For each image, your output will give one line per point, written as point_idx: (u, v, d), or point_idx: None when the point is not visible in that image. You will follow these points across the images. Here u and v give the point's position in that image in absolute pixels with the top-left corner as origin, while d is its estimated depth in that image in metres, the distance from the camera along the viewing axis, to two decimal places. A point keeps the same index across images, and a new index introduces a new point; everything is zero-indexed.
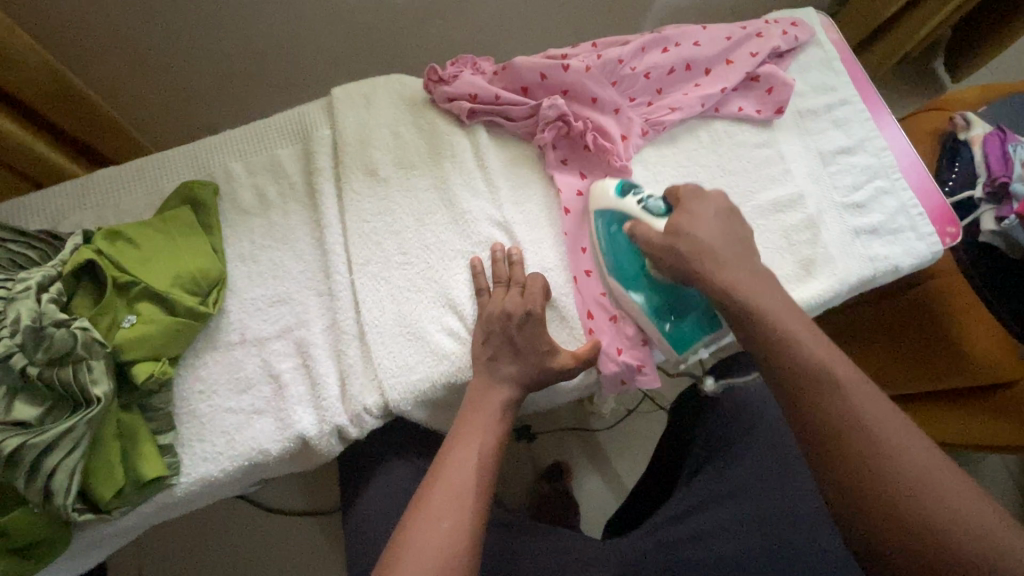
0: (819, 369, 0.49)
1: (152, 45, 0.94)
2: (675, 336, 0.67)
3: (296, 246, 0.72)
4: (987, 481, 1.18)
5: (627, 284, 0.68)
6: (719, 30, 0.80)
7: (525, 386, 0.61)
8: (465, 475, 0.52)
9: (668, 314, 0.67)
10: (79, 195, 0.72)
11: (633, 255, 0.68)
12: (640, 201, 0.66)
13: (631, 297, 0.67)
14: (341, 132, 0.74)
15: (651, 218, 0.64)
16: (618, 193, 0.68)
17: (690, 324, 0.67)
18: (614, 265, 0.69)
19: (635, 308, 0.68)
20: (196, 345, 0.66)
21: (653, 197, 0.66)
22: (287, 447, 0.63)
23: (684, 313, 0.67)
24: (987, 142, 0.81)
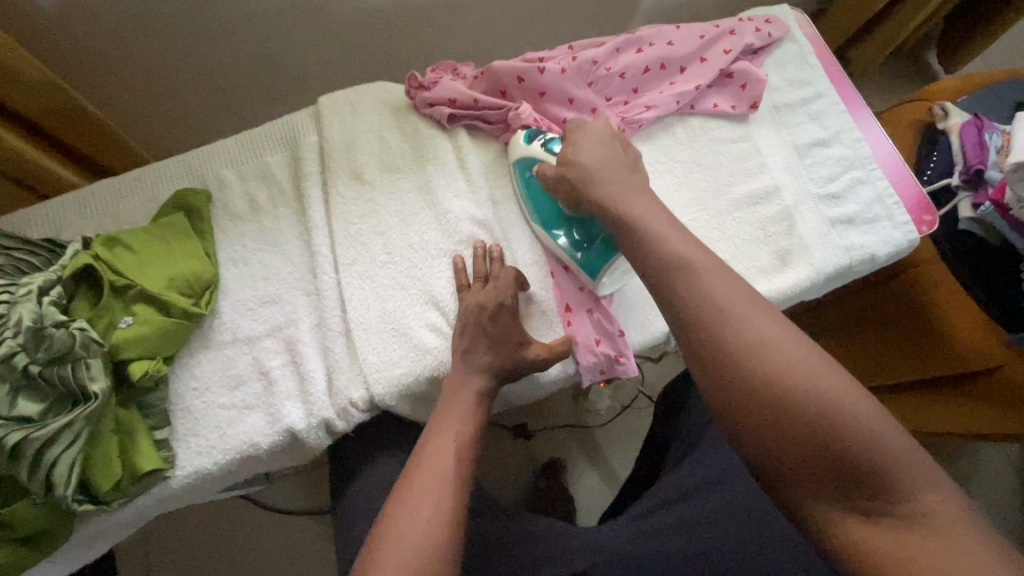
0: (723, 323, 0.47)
1: (150, 62, 0.98)
2: (589, 264, 0.70)
3: (285, 248, 0.75)
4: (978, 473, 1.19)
5: (548, 227, 0.72)
6: (692, 30, 0.82)
7: (501, 377, 0.64)
8: (442, 461, 0.55)
9: (583, 245, 0.70)
10: (80, 204, 0.76)
11: (544, 197, 0.73)
12: (543, 143, 0.72)
13: (554, 238, 0.72)
14: (328, 139, 0.77)
15: (548, 156, 0.71)
16: (526, 141, 0.74)
17: (598, 248, 0.69)
18: (535, 210, 0.74)
19: (558, 249, 0.72)
20: (190, 345, 0.69)
21: (553, 137, 0.73)
22: (277, 439, 0.66)
23: (593, 239, 0.69)
24: (964, 132, 0.82)
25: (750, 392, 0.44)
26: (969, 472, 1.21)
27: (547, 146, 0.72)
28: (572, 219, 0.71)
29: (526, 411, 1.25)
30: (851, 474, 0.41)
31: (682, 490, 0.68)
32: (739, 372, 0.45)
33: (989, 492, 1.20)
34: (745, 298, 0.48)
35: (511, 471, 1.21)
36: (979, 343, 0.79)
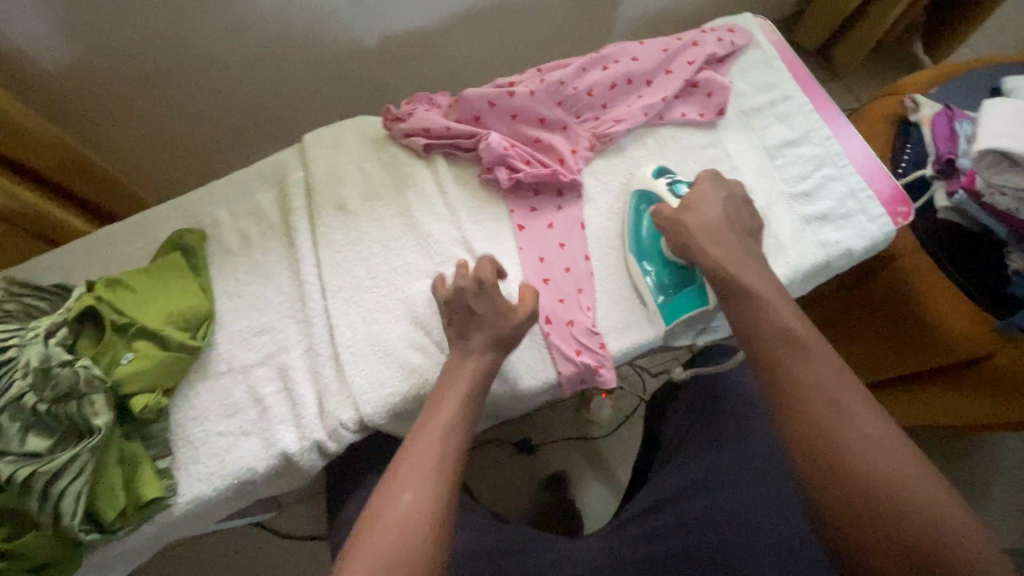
0: (816, 389, 0.55)
1: (153, 112, 1.05)
2: (669, 310, 0.74)
3: (275, 279, 0.78)
4: (987, 465, 1.18)
5: (641, 259, 0.77)
6: (656, 44, 0.85)
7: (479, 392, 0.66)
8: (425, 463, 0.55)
9: (668, 291, 0.75)
10: (87, 250, 0.81)
11: (652, 233, 0.77)
12: (668, 182, 0.75)
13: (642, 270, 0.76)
14: (313, 173, 0.82)
15: (670, 199, 0.74)
16: (653, 175, 0.77)
17: (687, 301, 0.73)
18: (635, 239, 0.78)
19: (643, 288, 0.76)
20: (189, 377, 0.73)
21: (681, 182, 0.75)
22: (273, 463, 0.69)
23: (683, 287, 0.75)
24: (935, 122, 0.83)
25: (815, 422, 0.54)
26: (986, 462, 1.18)
27: (673, 186, 0.75)
28: (671, 262, 0.75)
29: (529, 425, 1.26)
30: (909, 544, 0.47)
31: (672, 492, 0.70)
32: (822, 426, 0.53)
33: (1008, 482, 1.17)
34: (829, 361, 0.57)
35: (518, 487, 1.22)
36: (968, 330, 0.78)
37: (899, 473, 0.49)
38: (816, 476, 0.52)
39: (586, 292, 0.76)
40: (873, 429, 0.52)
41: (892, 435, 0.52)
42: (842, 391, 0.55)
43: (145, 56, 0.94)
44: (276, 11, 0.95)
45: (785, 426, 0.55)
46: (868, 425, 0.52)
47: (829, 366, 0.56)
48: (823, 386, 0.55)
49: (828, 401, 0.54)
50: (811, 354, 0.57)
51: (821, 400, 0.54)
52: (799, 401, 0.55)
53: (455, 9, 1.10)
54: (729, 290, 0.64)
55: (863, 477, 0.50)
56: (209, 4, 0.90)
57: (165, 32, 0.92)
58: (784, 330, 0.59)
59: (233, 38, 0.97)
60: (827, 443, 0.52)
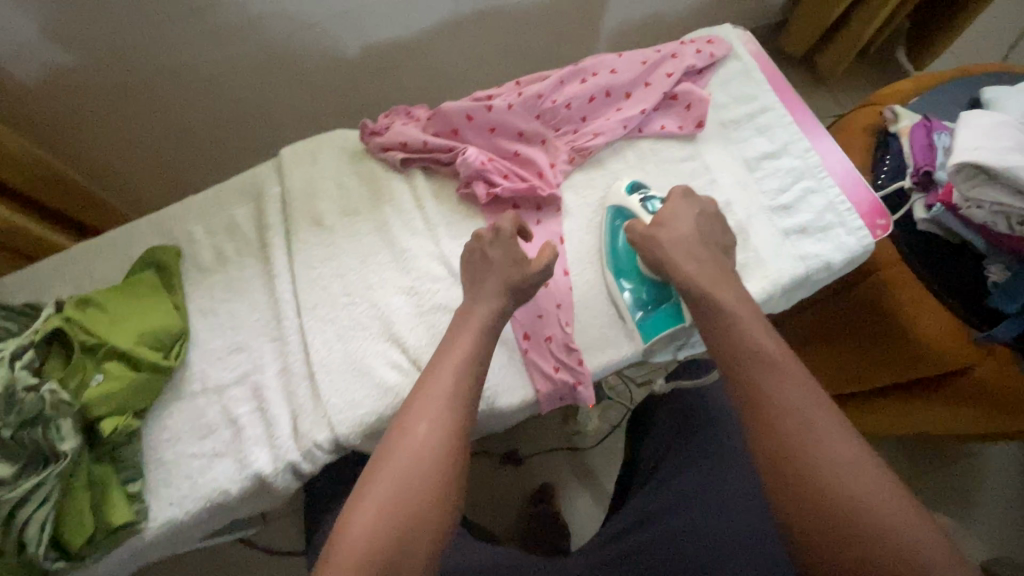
0: (791, 407, 0.54)
1: (132, 123, 1.03)
2: (648, 326, 0.75)
3: (251, 296, 0.77)
4: (972, 471, 1.18)
5: (618, 276, 0.77)
6: (634, 56, 0.85)
7: None
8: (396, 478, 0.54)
9: (647, 307, 0.76)
10: (59, 268, 0.80)
11: (626, 250, 0.78)
12: (642, 199, 0.76)
13: (620, 287, 0.76)
14: (289, 189, 0.81)
15: (645, 216, 0.75)
16: (628, 191, 0.78)
17: (665, 318, 0.75)
18: (612, 257, 0.78)
19: (622, 304, 0.76)
20: (162, 397, 0.72)
21: (654, 198, 0.76)
22: (246, 485, 0.68)
23: (661, 303, 0.76)
24: (913, 133, 0.83)
25: (790, 440, 0.53)
26: (971, 467, 1.18)
27: (647, 203, 0.76)
28: (648, 278, 0.76)
29: (515, 436, 1.25)
30: (882, 565, 0.46)
31: (652, 510, 0.69)
32: (797, 444, 0.52)
33: (994, 488, 1.17)
34: (803, 379, 0.56)
35: (504, 499, 1.22)
36: (950, 344, 0.78)
37: (873, 493, 0.49)
38: (791, 495, 0.51)
39: (565, 307, 0.75)
40: (845, 447, 0.52)
41: (863, 453, 0.51)
42: (815, 409, 0.54)
43: (120, 71, 0.93)
44: (255, 23, 0.94)
45: (761, 443, 0.54)
46: (839, 444, 0.52)
47: (802, 384, 0.56)
48: (797, 404, 0.54)
49: (803, 419, 0.54)
50: (782, 371, 0.57)
51: (794, 417, 0.54)
52: (773, 418, 0.54)
53: (437, 20, 1.09)
54: (703, 308, 0.64)
55: (836, 496, 0.49)
56: (185, 17, 0.89)
57: (141, 46, 0.91)
58: (761, 349, 0.59)
59: (214, 50, 0.96)
60: (802, 462, 0.52)
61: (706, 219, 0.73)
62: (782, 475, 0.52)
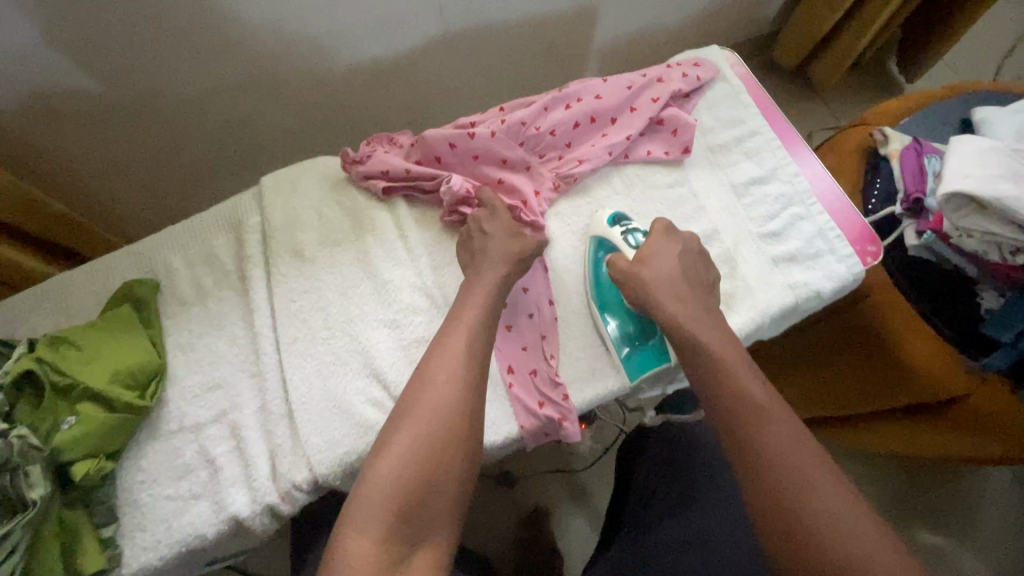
0: (782, 459, 0.53)
1: (114, 148, 1.02)
2: (635, 363, 0.74)
3: (230, 331, 0.76)
4: (971, 491, 1.16)
5: (603, 311, 0.76)
6: (620, 81, 0.83)
7: None
8: (398, 460, 0.55)
9: (634, 342, 0.75)
10: (35, 301, 0.78)
11: (610, 286, 0.77)
12: (623, 232, 0.75)
13: (606, 323, 0.75)
14: (269, 219, 0.79)
15: (628, 250, 0.74)
16: (609, 223, 0.77)
17: (652, 355, 0.74)
18: (596, 291, 0.77)
19: (608, 338, 0.74)
20: (138, 436, 0.70)
21: (635, 231, 0.75)
22: (222, 529, 0.66)
23: (647, 340, 0.75)
24: (904, 157, 0.82)
25: (782, 495, 0.51)
26: (970, 486, 1.16)
27: (629, 236, 0.75)
28: (633, 315, 0.75)
29: (507, 459, 1.24)
30: None
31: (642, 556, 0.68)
32: (789, 499, 0.51)
33: (995, 508, 1.15)
34: (793, 428, 0.55)
35: (496, 523, 1.20)
36: (940, 374, 0.77)
37: (869, 551, 0.47)
38: (785, 553, 0.49)
39: (550, 339, 0.74)
40: (837, 497, 0.50)
41: (852, 502, 0.50)
42: (807, 459, 0.53)
43: (100, 97, 0.92)
44: (237, 46, 0.93)
45: (752, 497, 0.53)
46: (833, 497, 0.50)
47: (792, 432, 0.54)
48: (788, 455, 0.53)
49: (794, 470, 0.52)
50: (767, 419, 0.55)
51: (786, 468, 0.52)
52: (764, 470, 0.53)
53: (423, 39, 1.08)
54: (686, 345, 0.63)
55: (832, 555, 0.47)
56: (166, 43, 0.88)
57: (121, 72, 0.89)
58: (748, 394, 0.57)
59: (196, 73, 0.95)
60: (795, 518, 0.50)
61: (690, 250, 0.72)
62: (776, 532, 0.50)
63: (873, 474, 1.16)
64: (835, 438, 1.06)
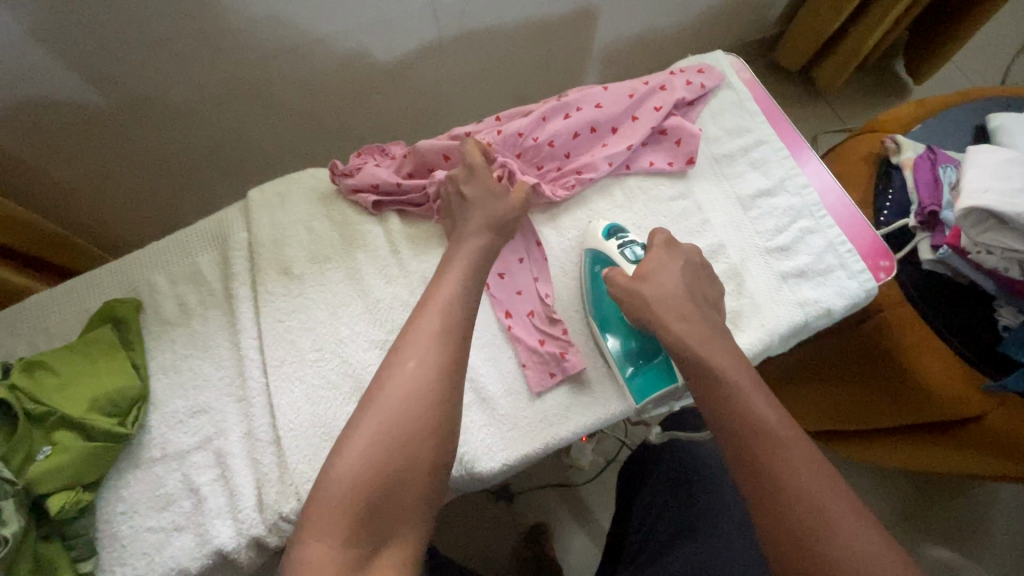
0: (798, 490, 0.48)
1: (100, 159, 0.99)
2: (639, 383, 0.70)
3: (215, 352, 0.73)
4: (982, 504, 1.14)
5: (603, 328, 0.72)
6: (621, 88, 0.80)
7: None
8: (365, 464, 0.49)
9: (638, 360, 0.71)
10: (12, 324, 0.75)
11: (608, 300, 0.73)
12: (619, 245, 0.71)
13: (606, 341, 0.72)
14: (255, 235, 0.76)
15: (625, 264, 0.70)
16: (604, 236, 0.73)
17: (658, 373, 0.70)
18: (595, 306, 0.73)
19: (608, 352, 0.71)
20: (119, 465, 0.67)
21: (632, 244, 0.71)
22: (207, 563, 0.63)
23: (651, 359, 0.71)
24: (918, 167, 0.79)
25: (799, 531, 0.47)
26: (980, 501, 1.14)
27: (625, 248, 0.71)
28: (636, 333, 0.71)
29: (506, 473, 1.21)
30: None
31: None
32: (806, 536, 0.46)
33: (1007, 522, 1.12)
34: (808, 457, 0.51)
35: (495, 540, 1.17)
36: (957, 394, 0.74)
37: None
38: None
39: (542, 281, 0.74)
40: (860, 535, 0.46)
41: (874, 538, 0.46)
42: (825, 491, 0.48)
43: (83, 108, 0.88)
44: (225, 53, 0.90)
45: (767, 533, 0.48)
46: (854, 533, 0.46)
47: (808, 461, 0.50)
48: (805, 486, 0.49)
49: (811, 504, 0.48)
50: (782, 448, 0.51)
51: (802, 502, 0.48)
52: (779, 502, 0.48)
53: (418, 45, 1.05)
54: (691, 369, 0.60)
55: None
56: (148, 51, 0.84)
57: (103, 82, 0.86)
58: (764, 418, 0.54)
59: (185, 81, 0.91)
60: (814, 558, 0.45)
61: (694, 265, 0.69)
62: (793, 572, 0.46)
63: (881, 488, 1.14)
64: (843, 453, 1.02)
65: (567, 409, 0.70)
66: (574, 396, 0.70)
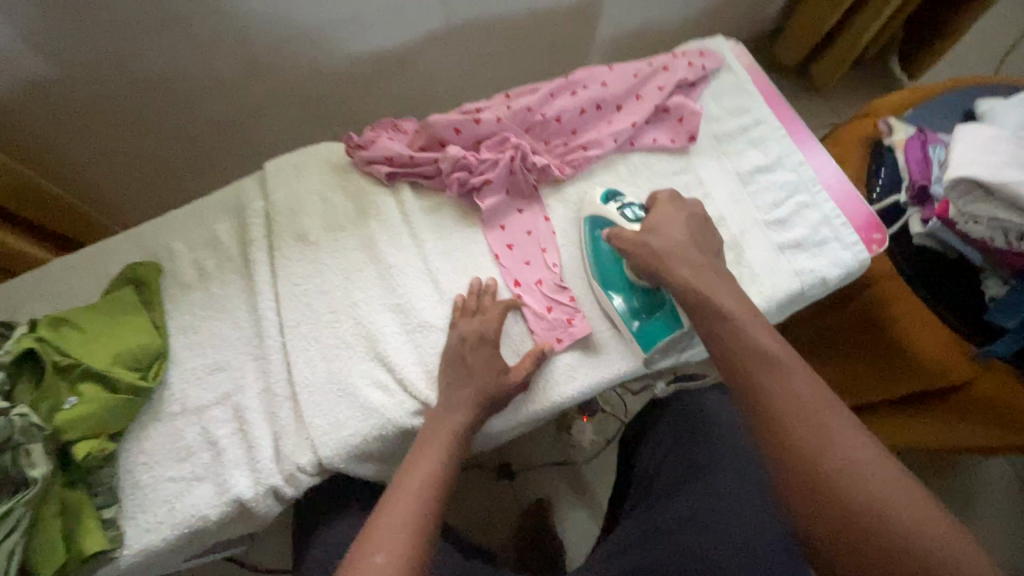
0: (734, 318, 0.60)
1: (117, 136, 1.02)
2: (645, 336, 0.73)
3: (233, 314, 0.76)
4: (971, 483, 1.17)
5: (608, 287, 0.75)
6: (626, 68, 0.84)
7: (465, 417, 0.63)
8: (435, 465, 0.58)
9: (643, 315, 0.73)
10: (33, 286, 0.77)
11: (613, 259, 0.76)
12: (619, 207, 0.75)
13: (611, 299, 0.74)
14: (272, 203, 0.79)
15: (627, 224, 0.73)
16: (603, 201, 0.76)
17: (665, 324, 0.73)
18: (599, 268, 0.76)
19: (615, 312, 0.74)
20: (139, 419, 0.70)
21: (632, 205, 0.75)
22: (226, 510, 0.66)
23: (655, 312, 0.74)
24: (909, 146, 0.83)
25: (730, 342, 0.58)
26: (969, 480, 1.17)
27: (625, 210, 0.75)
28: (639, 287, 0.74)
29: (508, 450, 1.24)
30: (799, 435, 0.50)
31: (649, 530, 0.68)
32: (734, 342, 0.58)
33: (994, 500, 1.16)
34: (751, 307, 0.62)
35: (498, 515, 1.19)
36: (943, 359, 0.77)
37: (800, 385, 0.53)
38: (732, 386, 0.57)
39: (550, 252, 0.78)
40: (859, 456, 0.48)
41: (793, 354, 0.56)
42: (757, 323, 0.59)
43: (103, 83, 0.91)
44: (242, 34, 0.93)
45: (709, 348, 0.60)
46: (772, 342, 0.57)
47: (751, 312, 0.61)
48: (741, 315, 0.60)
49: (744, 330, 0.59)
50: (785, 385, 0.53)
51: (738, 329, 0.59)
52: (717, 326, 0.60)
53: (427, 30, 1.08)
54: (696, 325, 0.63)
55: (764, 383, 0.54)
56: (167, 28, 0.87)
57: (123, 58, 0.89)
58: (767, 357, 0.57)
59: (205, 60, 0.94)
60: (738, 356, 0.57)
61: (699, 232, 0.72)
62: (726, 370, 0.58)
63: None
64: None
65: (575, 369, 0.73)
66: (582, 361, 0.73)
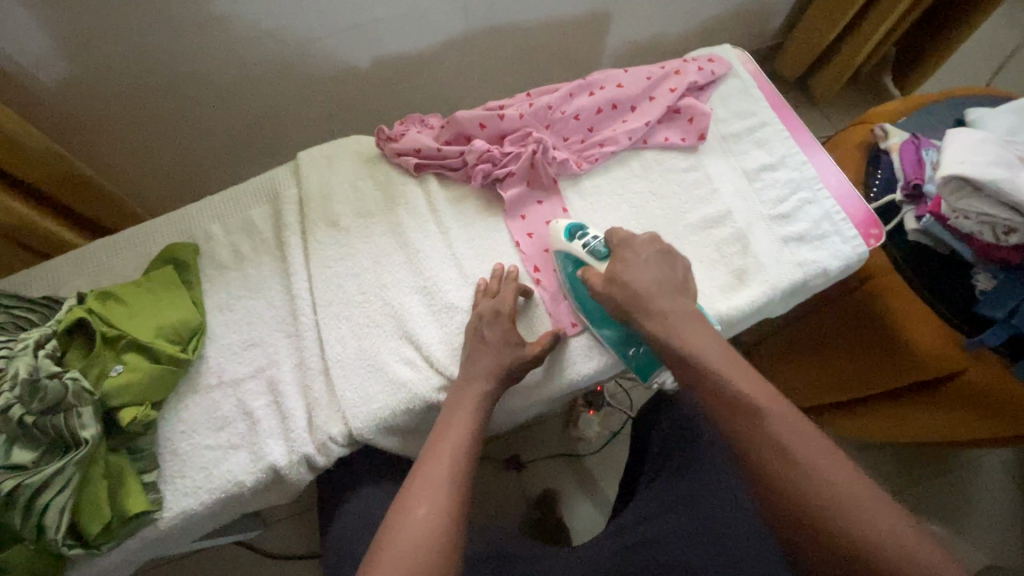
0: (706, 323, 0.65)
1: (150, 129, 1.06)
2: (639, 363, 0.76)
3: (267, 294, 0.80)
4: (962, 480, 1.21)
5: (593, 321, 0.76)
6: (640, 72, 0.89)
7: (490, 389, 0.67)
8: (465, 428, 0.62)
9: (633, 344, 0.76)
10: (76, 264, 0.81)
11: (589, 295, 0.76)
12: (585, 244, 0.75)
13: (597, 332, 0.76)
14: (306, 190, 0.83)
15: (597, 263, 0.74)
16: (568, 238, 0.76)
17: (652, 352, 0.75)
18: (580, 304, 0.77)
19: (602, 342, 0.76)
20: (177, 391, 0.73)
21: (596, 240, 0.74)
22: (260, 477, 0.69)
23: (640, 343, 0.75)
24: (903, 150, 0.88)
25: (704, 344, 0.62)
26: (961, 478, 1.21)
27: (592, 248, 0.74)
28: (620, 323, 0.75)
29: (517, 441, 1.28)
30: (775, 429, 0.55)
31: (660, 506, 0.72)
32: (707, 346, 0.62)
33: (985, 498, 1.20)
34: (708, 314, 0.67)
35: (506, 504, 1.22)
36: (935, 350, 0.82)
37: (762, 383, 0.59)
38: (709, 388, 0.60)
39: None
40: (849, 487, 0.51)
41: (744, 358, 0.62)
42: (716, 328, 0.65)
43: (141, 78, 0.96)
44: (276, 36, 0.98)
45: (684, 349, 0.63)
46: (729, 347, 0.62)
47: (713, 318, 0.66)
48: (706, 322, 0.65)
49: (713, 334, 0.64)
50: (780, 431, 0.55)
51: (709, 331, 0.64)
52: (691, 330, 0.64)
53: (448, 36, 1.14)
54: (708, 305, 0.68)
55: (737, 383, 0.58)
56: (209, 27, 0.92)
57: (164, 55, 0.93)
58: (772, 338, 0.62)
59: (240, 58, 0.99)
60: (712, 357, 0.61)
61: None
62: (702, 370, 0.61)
63: (871, 466, 1.21)
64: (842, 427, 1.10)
65: (593, 350, 0.77)
66: (596, 342, 0.77)
